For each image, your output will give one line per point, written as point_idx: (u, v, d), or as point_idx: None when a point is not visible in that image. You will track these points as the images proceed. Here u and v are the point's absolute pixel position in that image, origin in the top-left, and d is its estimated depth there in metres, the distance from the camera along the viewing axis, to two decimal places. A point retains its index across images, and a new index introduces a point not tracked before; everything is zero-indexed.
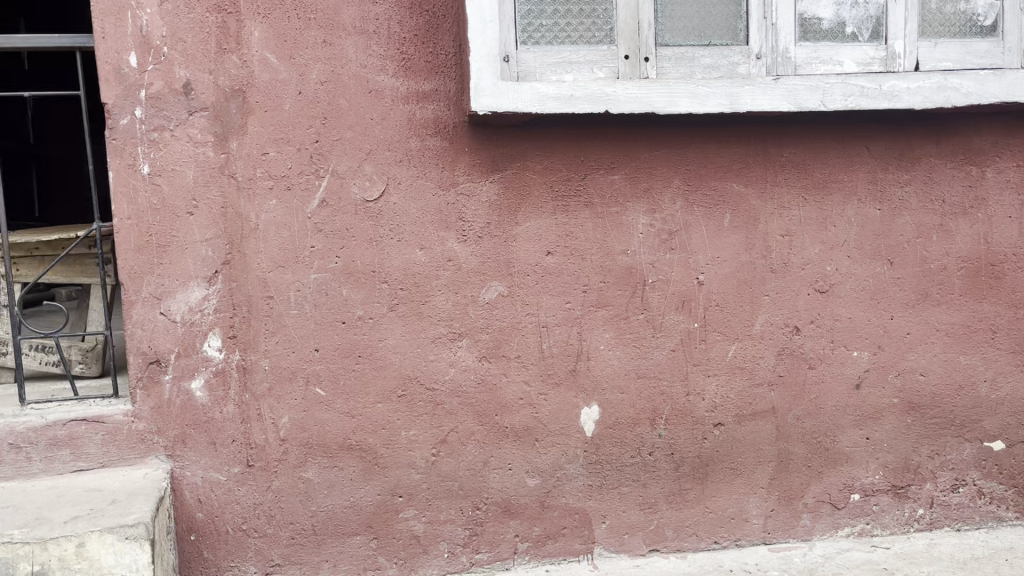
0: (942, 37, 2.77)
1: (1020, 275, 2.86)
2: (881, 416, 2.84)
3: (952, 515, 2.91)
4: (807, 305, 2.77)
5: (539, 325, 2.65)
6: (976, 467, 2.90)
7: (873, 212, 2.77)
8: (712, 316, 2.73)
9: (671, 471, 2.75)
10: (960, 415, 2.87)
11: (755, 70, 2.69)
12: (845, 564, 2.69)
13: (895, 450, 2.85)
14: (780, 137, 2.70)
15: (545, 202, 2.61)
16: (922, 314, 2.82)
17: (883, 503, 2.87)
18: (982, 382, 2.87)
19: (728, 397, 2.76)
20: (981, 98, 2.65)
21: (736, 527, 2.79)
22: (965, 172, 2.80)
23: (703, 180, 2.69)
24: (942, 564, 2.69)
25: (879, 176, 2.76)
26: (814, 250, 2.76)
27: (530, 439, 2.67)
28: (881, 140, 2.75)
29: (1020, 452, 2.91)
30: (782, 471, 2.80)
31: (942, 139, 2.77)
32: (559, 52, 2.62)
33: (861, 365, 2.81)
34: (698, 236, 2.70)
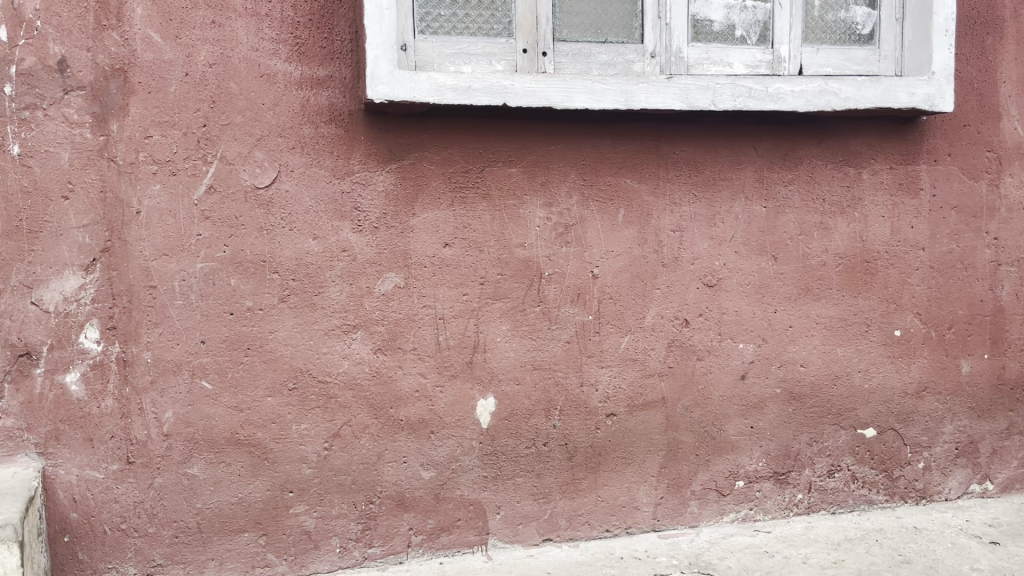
0: (824, 43, 2.90)
1: (893, 271, 3.03)
2: (765, 405, 2.95)
3: (829, 499, 3.06)
4: (697, 298, 2.86)
5: (436, 317, 2.63)
6: (850, 453, 3.06)
7: (759, 209, 2.88)
8: (606, 308, 2.78)
9: (564, 461, 2.79)
10: (836, 403, 3.02)
11: (650, 68, 2.76)
12: (729, 548, 2.79)
13: (777, 437, 2.98)
14: (672, 135, 2.77)
15: (443, 194, 2.60)
16: (803, 308, 2.95)
17: (765, 489, 2.99)
18: (856, 372, 3.03)
19: (621, 388, 2.82)
20: (859, 103, 2.79)
21: (627, 515, 2.86)
22: (843, 173, 2.94)
23: (598, 175, 2.73)
24: (818, 546, 2.83)
25: (765, 175, 2.87)
26: (704, 246, 2.85)
27: (425, 431, 2.65)
28: (767, 140, 2.86)
29: (890, 438, 3.09)
30: (671, 459, 2.88)
31: (823, 141, 2.91)
32: (457, 43, 2.61)
33: (747, 357, 2.92)
34: (593, 230, 2.74)
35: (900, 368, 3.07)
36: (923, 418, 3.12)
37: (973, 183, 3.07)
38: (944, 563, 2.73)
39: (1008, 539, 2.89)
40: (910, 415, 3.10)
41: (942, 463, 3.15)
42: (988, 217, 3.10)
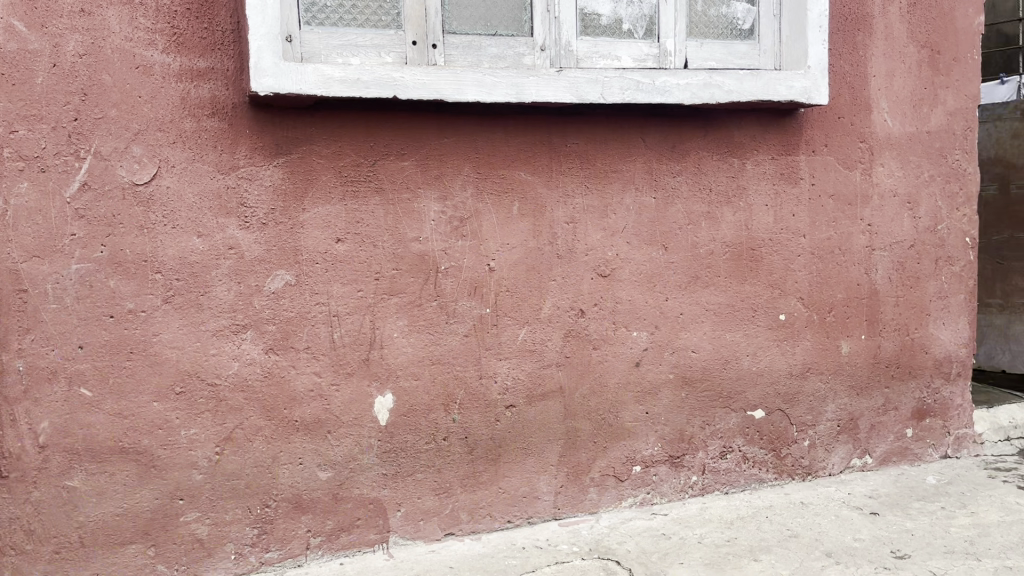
0: (707, 38, 2.99)
1: (776, 258, 3.15)
2: (659, 391, 3.03)
3: (721, 479, 3.17)
4: (591, 288, 2.90)
5: (329, 315, 2.59)
6: (740, 434, 3.17)
7: (649, 200, 2.94)
8: (503, 301, 2.79)
9: (465, 455, 2.79)
10: (726, 387, 3.13)
11: (540, 61, 2.78)
12: (628, 532, 2.85)
13: (671, 422, 3.06)
14: (564, 128, 2.80)
15: (334, 188, 2.55)
16: (693, 296, 3.04)
17: (661, 473, 3.07)
18: (745, 356, 3.14)
19: (519, 379, 2.83)
20: (741, 96, 2.88)
21: (528, 505, 2.88)
22: (728, 164, 3.04)
23: (492, 169, 2.73)
24: (712, 525, 2.92)
25: (655, 166, 2.94)
26: (597, 237, 2.89)
27: (321, 431, 2.60)
28: (655, 132, 2.92)
29: (777, 419, 3.22)
30: (570, 448, 2.92)
31: (708, 133, 3.00)
32: (344, 34, 2.56)
33: (640, 345, 2.99)
34: (488, 223, 2.75)
35: (786, 350, 3.20)
36: (807, 398, 3.26)
37: (848, 172, 3.23)
38: (829, 534, 2.86)
39: (886, 510, 3.06)
40: (795, 395, 3.24)
41: (826, 440, 3.31)
42: (862, 204, 3.27)
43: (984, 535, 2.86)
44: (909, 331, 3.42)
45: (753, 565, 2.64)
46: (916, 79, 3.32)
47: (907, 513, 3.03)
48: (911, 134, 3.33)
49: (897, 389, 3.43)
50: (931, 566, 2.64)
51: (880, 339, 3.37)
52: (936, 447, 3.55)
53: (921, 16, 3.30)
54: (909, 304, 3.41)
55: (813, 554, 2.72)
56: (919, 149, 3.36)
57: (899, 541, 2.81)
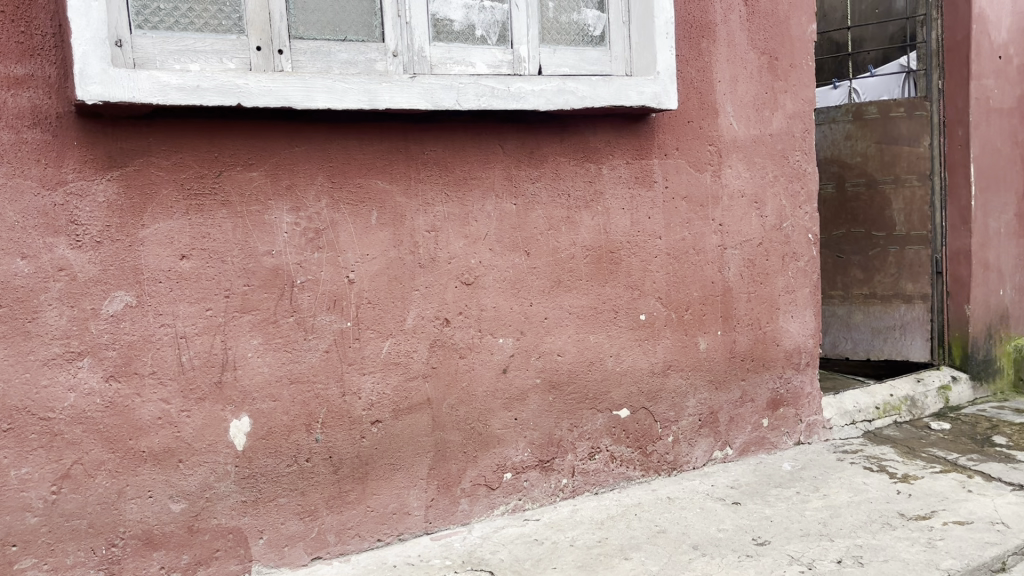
0: (560, 44, 3.01)
1: (635, 260, 3.21)
2: (526, 396, 3.03)
3: (591, 480, 3.20)
4: (455, 297, 2.87)
5: (177, 336, 2.43)
6: (608, 434, 3.21)
7: (509, 206, 2.94)
8: (364, 314, 2.71)
9: (330, 475, 2.69)
10: (592, 388, 3.16)
11: (392, 67, 2.72)
12: (501, 541, 2.83)
13: (540, 426, 3.07)
14: (420, 135, 2.75)
15: (176, 202, 2.40)
16: (556, 300, 3.06)
17: (532, 478, 3.07)
18: (608, 357, 3.18)
19: (384, 393, 2.76)
20: (594, 102, 2.92)
21: (398, 522, 2.81)
22: (585, 169, 3.08)
23: (347, 178, 2.65)
24: (584, 527, 2.94)
25: (513, 172, 2.93)
26: (459, 245, 2.86)
27: (172, 460, 2.44)
28: (512, 138, 2.92)
29: (642, 417, 3.29)
30: (439, 460, 2.88)
31: (565, 138, 3.02)
32: (182, 39, 2.42)
33: (507, 351, 2.98)
34: (345, 234, 2.66)
35: (647, 350, 3.28)
36: (670, 395, 3.34)
37: (699, 174, 3.34)
38: (695, 527, 2.94)
39: (747, 498, 3.17)
40: (658, 392, 3.31)
41: (689, 434, 3.41)
42: (713, 205, 3.38)
43: (836, 516, 3.01)
44: (761, 325, 3.57)
45: (624, 563, 2.68)
46: (757, 85, 3.47)
47: (766, 500, 3.15)
48: (755, 137, 3.48)
49: (753, 382, 3.57)
50: (789, 550, 2.75)
51: (735, 334, 3.50)
52: (791, 434, 3.73)
53: (760, 25, 3.45)
54: (759, 299, 3.56)
55: (680, 548, 2.78)
56: (763, 151, 3.52)
57: (759, 528, 2.92)
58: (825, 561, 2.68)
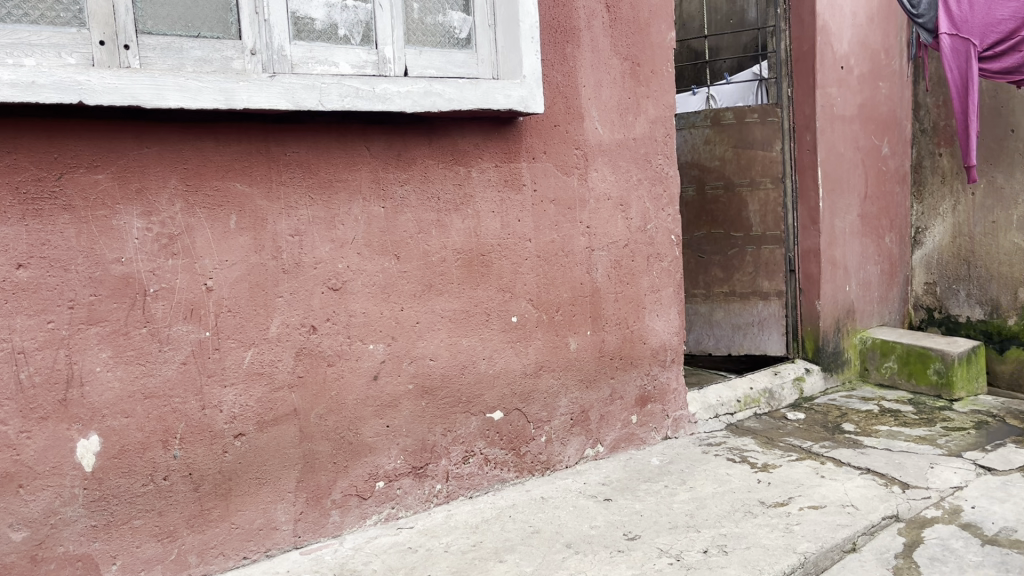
0: (426, 45, 2.98)
1: (505, 263, 3.23)
2: (398, 403, 2.98)
3: (465, 485, 3.19)
4: (322, 303, 2.79)
5: (14, 352, 2.25)
6: (481, 437, 3.21)
7: (377, 210, 2.88)
8: (224, 323, 2.60)
9: (190, 493, 2.56)
10: (465, 392, 3.14)
11: (250, 66, 2.61)
12: (374, 552, 2.78)
13: (412, 433, 3.03)
14: (282, 136, 2.66)
15: (11, 207, 2.22)
16: (427, 304, 3.03)
17: (405, 486, 3.03)
18: (481, 360, 3.18)
19: (248, 406, 2.65)
20: (461, 104, 2.91)
21: (265, 538, 2.71)
22: (454, 172, 3.06)
23: (203, 181, 2.53)
24: (458, 532, 2.92)
25: (380, 175, 2.88)
26: (324, 249, 2.78)
27: (11, 486, 2.26)
28: (379, 141, 2.87)
29: (515, 418, 3.30)
30: (307, 472, 2.79)
31: (433, 141, 3.00)
32: (15, 31, 2.24)
33: (377, 357, 2.92)
34: (202, 239, 2.54)
35: (519, 351, 3.29)
36: (542, 395, 3.37)
37: (565, 178, 3.38)
38: (568, 525, 2.97)
39: (617, 495, 3.24)
40: (531, 393, 3.34)
41: (561, 434, 3.45)
42: (580, 208, 3.44)
43: (702, 507, 3.11)
44: (628, 324, 3.66)
45: (498, 566, 2.67)
46: (620, 90, 3.56)
47: (636, 495, 3.23)
48: (619, 141, 3.56)
49: (621, 380, 3.65)
50: (658, 543, 2.82)
51: (604, 334, 3.57)
52: (658, 430, 3.84)
53: (622, 32, 3.54)
54: (626, 299, 3.65)
55: (554, 548, 2.80)
56: (627, 155, 3.60)
57: (630, 523, 2.98)
58: (692, 551, 2.76)
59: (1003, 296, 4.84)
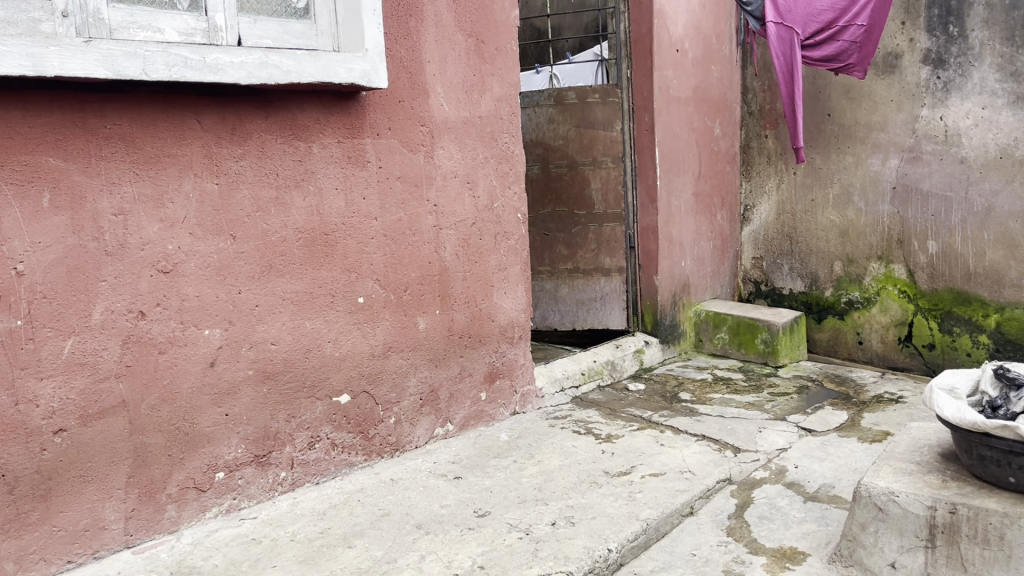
0: (261, 14, 2.82)
1: (350, 242, 3.14)
2: (238, 390, 2.85)
3: (311, 471, 3.10)
4: (151, 287, 2.61)
5: None
6: (327, 421, 3.13)
7: (211, 186, 2.73)
8: (38, 310, 2.38)
9: (3, 497, 2.34)
10: (310, 376, 3.05)
11: (62, 30, 2.39)
12: (214, 546, 2.65)
13: (254, 421, 2.90)
14: (101, 107, 2.46)
15: None
16: (268, 286, 2.90)
17: (247, 475, 2.91)
18: (326, 343, 3.09)
19: (68, 399, 2.45)
20: (300, 77, 2.78)
21: (92, 539, 2.53)
22: (293, 147, 2.94)
23: (10, 155, 2.30)
24: (304, 520, 2.84)
25: (214, 150, 2.73)
26: (153, 229, 2.60)
27: None
28: (211, 113, 2.71)
29: (363, 401, 3.24)
30: (139, 466, 2.62)
31: (270, 114, 2.86)
32: None
33: (213, 343, 2.77)
34: (9, 219, 2.32)
35: (366, 333, 3.22)
36: (390, 376, 3.33)
37: (411, 155, 3.33)
38: (418, 506, 2.95)
39: (467, 472, 3.25)
40: (378, 375, 3.28)
41: (410, 414, 3.42)
42: (426, 185, 3.40)
43: (549, 480, 3.18)
44: (476, 302, 3.66)
45: (348, 552, 2.62)
46: (465, 67, 3.52)
47: (485, 472, 3.25)
48: (464, 118, 3.54)
49: (469, 358, 3.66)
50: (508, 518, 2.86)
51: (452, 313, 3.56)
52: (506, 405, 3.88)
53: (466, 7, 3.50)
54: (474, 277, 3.65)
55: (404, 529, 2.78)
56: (473, 133, 3.59)
57: (480, 500, 3.00)
58: (541, 524, 2.82)
59: (820, 270, 5.20)
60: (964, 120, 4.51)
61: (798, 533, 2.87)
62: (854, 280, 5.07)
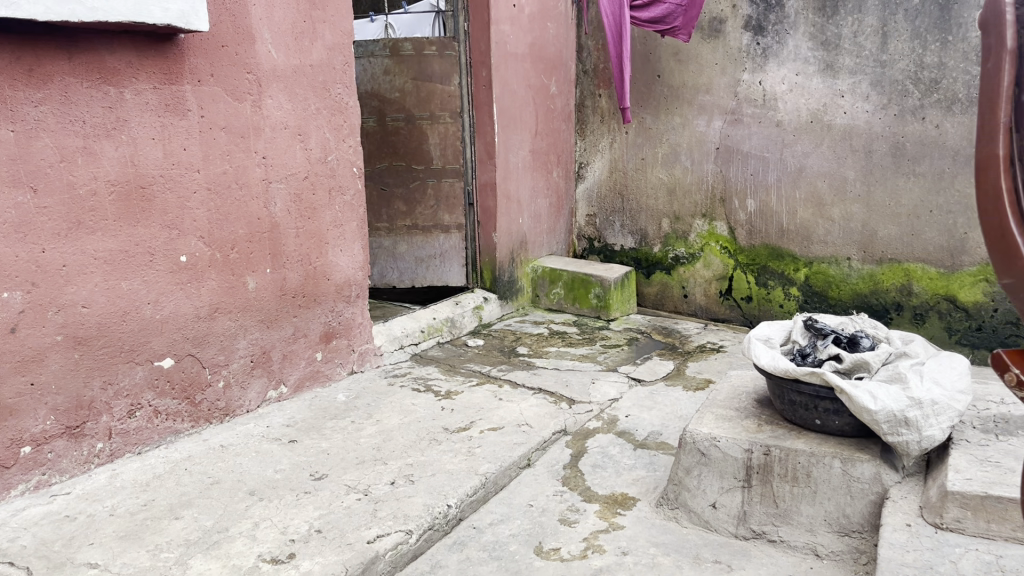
0: None
1: (170, 196, 2.93)
2: (45, 357, 2.61)
3: (132, 441, 2.91)
4: None
5: None
6: (149, 388, 2.94)
7: (4, 133, 2.45)
8: None
9: None
10: (127, 340, 2.84)
11: None
12: (22, 526, 2.44)
13: (64, 390, 2.68)
14: None
15: None
16: (77, 244, 2.67)
17: (59, 449, 2.69)
18: (145, 304, 2.89)
19: None
20: (108, 16, 2.53)
21: None
22: (102, 93, 2.69)
23: None
24: (125, 493, 2.66)
25: (7, 93, 2.45)
26: None
27: None
28: (3, 52, 2.42)
29: (188, 365, 3.06)
30: None
31: (74, 55, 2.60)
32: None
33: (14, 308, 2.52)
34: None
35: (190, 293, 3.04)
36: (218, 338, 3.16)
37: (236, 104, 3.13)
38: (250, 472, 2.84)
39: (303, 435, 3.16)
40: (204, 338, 3.11)
41: (240, 377, 3.27)
42: (254, 136, 3.22)
43: (388, 440, 3.14)
44: (310, 260, 3.54)
45: (174, 524, 2.49)
46: (294, 12, 3.34)
47: (322, 434, 3.17)
48: (294, 67, 3.36)
49: (304, 318, 3.54)
50: (346, 480, 2.81)
51: (284, 271, 3.42)
52: (343, 365, 3.80)
53: None
54: (307, 234, 3.51)
55: (235, 497, 2.67)
56: (304, 82, 3.42)
57: (316, 463, 2.93)
58: (380, 484, 2.79)
59: (650, 226, 5.42)
60: (780, 85, 4.78)
61: (628, 479, 3.00)
62: (680, 236, 5.31)
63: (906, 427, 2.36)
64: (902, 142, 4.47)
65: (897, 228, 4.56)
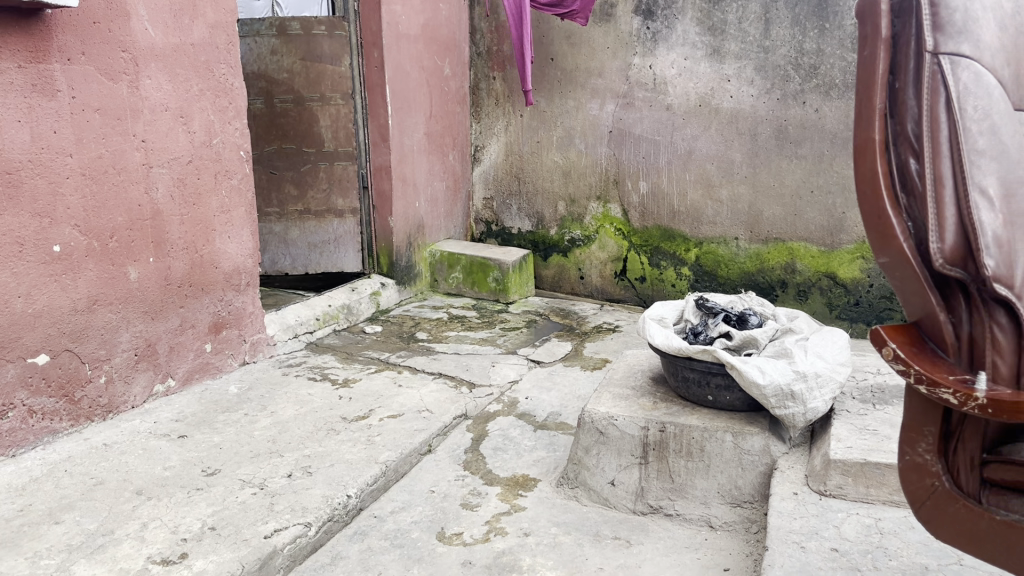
0: None
1: (40, 183, 2.75)
2: None
3: (5, 443, 2.74)
4: None
5: None
6: (22, 387, 2.76)
7: None
8: None
9: None
10: None
11: None
12: None
13: None
14: None
15: None
16: None
17: None
18: (15, 298, 2.71)
19: None
20: None
21: None
22: None
23: None
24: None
25: None
26: None
27: None
28: None
29: (66, 361, 2.89)
30: None
31: None
32: None
33: None
34: None
35: (65, 285, 2.87)
36: (97, 332, 3.00)
37: (111, 84, 2.96)
38: (137, 471, 2.72)
39: (193, 430, 3.04)
40: (83, 331, 2.95)
41: (124, 372, 3.12)
42: (131, 119, 3.06)
43: (283, 432, 3.06)
44: (196, 248, 3.40)
45: (54, 529, 2.35)
46: None
47: (213, 428, 3.06)
48: (174, 45, 3.20)
49: (191, 308, 3.40)
50: (240, 475, 2.72)
51: (168, 260, 3.27)
52: (234, 356, 3.67)
53: None
54: (192, 221, 3.37)
55: (121, 498, 2.54)
56: (185, 62, 3.27)
57: (208, 458, 2.82)
58: (276, 478, 2.71)
59: (546, 209, 5.45)
60: (669, 69, 4.88)
61: (529, 461, 3.03)
62: (576, 218, 5.37)
63: (792, 400, 2.46)
64: (784, 126, 4.64)
65: (781, 208, 4.74)
